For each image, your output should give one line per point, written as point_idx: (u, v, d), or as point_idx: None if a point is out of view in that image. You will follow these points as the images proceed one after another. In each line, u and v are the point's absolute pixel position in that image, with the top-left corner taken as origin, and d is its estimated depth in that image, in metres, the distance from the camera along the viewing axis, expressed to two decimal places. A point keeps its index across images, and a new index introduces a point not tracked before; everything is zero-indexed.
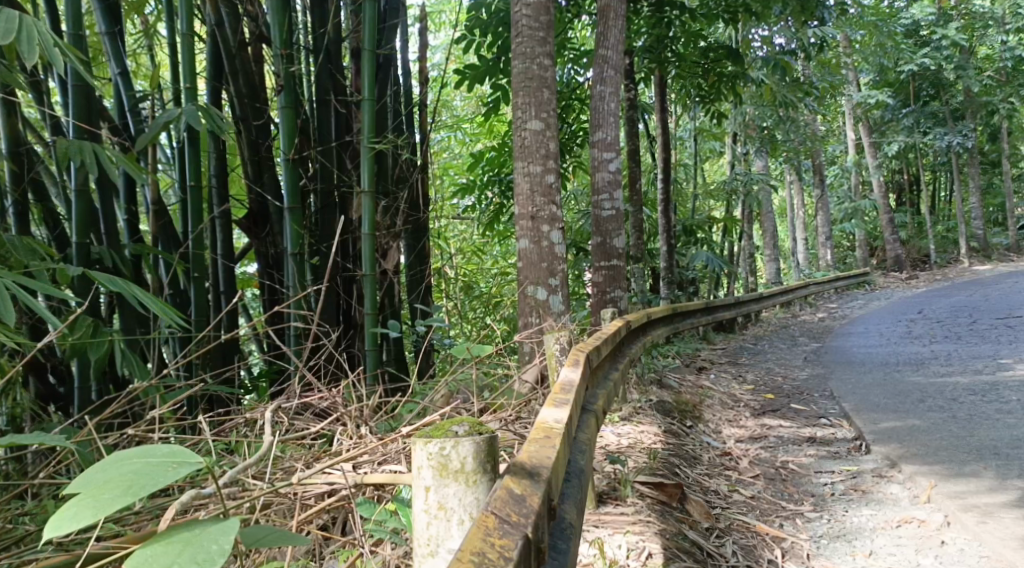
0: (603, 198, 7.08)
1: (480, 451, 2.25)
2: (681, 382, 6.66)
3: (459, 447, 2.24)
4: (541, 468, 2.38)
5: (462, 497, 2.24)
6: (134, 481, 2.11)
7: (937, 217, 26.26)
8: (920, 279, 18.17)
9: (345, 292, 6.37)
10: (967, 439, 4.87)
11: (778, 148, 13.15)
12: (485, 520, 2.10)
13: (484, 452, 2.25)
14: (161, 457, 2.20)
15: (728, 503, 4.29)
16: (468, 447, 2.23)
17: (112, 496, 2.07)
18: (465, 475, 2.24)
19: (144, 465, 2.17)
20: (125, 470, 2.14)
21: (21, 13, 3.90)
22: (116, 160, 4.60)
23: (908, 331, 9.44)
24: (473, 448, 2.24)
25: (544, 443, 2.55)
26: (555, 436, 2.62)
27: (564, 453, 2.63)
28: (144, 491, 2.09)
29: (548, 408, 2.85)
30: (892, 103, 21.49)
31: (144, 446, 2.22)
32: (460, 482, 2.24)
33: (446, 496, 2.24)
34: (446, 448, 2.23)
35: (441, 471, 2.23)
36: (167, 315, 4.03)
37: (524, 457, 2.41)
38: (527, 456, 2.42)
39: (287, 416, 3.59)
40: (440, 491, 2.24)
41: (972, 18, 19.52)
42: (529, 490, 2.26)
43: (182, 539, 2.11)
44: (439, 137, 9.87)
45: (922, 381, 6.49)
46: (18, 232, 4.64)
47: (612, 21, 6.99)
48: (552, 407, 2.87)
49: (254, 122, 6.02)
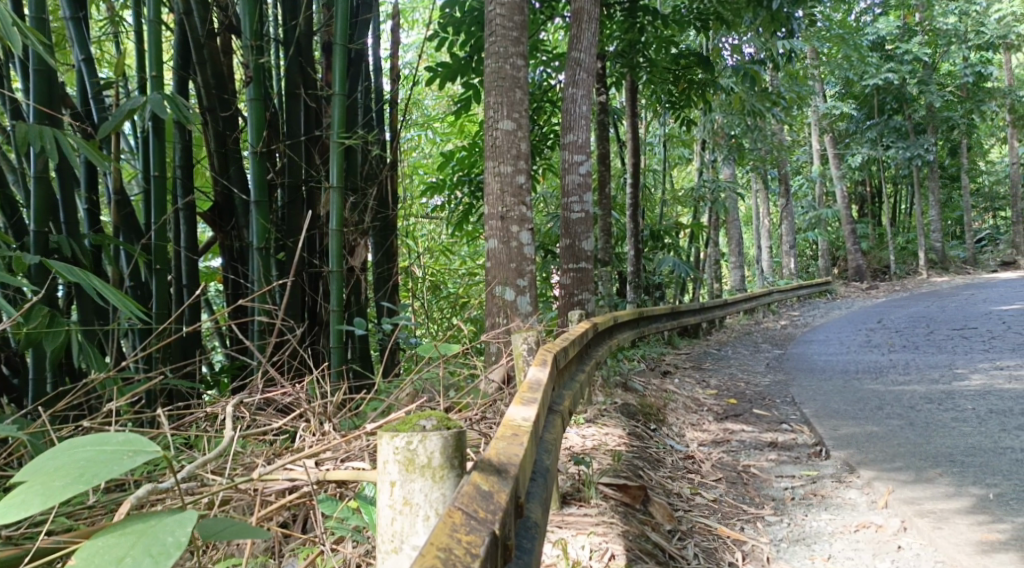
0: (573, 201, 7.09)
1: (447, 446, 2.23)
2: (646, 385, 6.69)
3: (426, 442, 2.22)
4: (508, 465, 2.38)
5: (427, 493, 2.22)
6: (88, 469, 2.07)
7: (897, 228, 26.73)
8: (881, 289, 18.45)
9: (311, 289, 6.32)
10: (924, 445, 4.95)
11: (745, 157, 13.28)
12: (451, 517, 2.08)
13: (451, 447, 2.24)
14: (117, 445, 2.16)
15: (690, 505, 4.32)
16: (436, 442, 2.22)
17: (64, 484, 2.03)
18: (431, 470, 2.22)
19: (99, 452, 2.12)
20: (79, 458, 2.10)
21: None
22: (77, 146, 4.52)
23: (867, 339, 9.58)
24: (441, 443, 2.23)
25: (512, 441, 2.54)
26: (523, 434, 2.61)
27: (531, 451, 2.63)
28: (97, 479, 2.04)
29: (516, 406, 2.84)
30: (856, 116, 21.80)
31: (99, 433, 2.18)
32: (426, 477, 2.22)
33: (412, 492, 2.22)
34: (413, 443, 2.21)
35: (408, 466, 2.21)
36: (128, 308, 3.97)
37: (491, 454, 2.40)
38: (494, 453, 2.41)
39: (249, 411, 3.54)
40: (406, 486, 2.21)
41: (936, 34, 19.90)
42: (496, 488, 2.25)
43: (135, 530, 2.08)
44: (409, 136, 9.84)
45: (881, 389, 6.58)
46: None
47: (586, 25, 7.01)
48: (519, 405, 2.86)
49: (222, 114, 5.95)
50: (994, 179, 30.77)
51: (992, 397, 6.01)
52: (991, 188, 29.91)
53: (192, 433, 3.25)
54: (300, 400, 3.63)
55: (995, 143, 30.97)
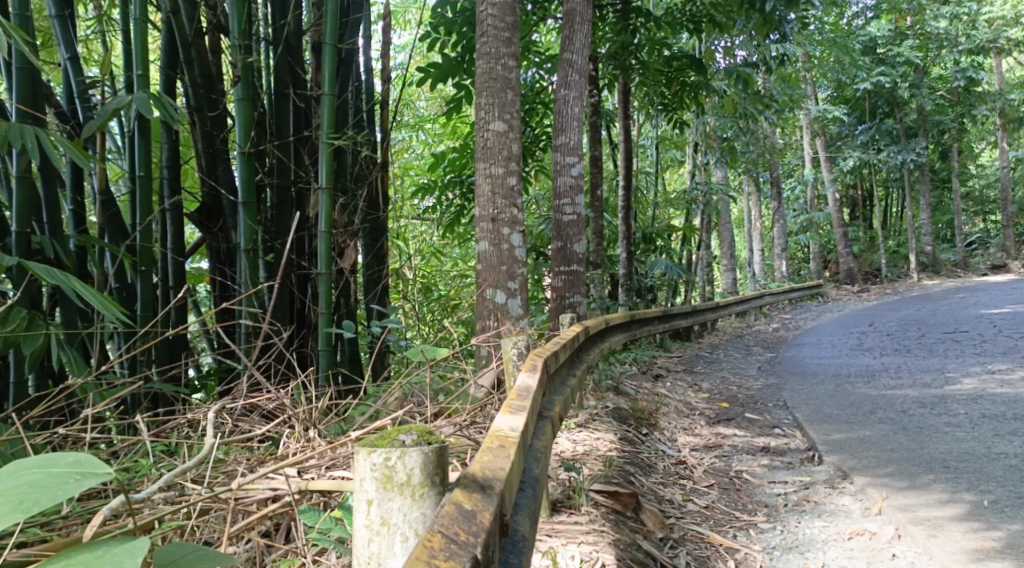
0: (564, 203, 7.03)
1: (428, 462, 2.18)
2: (638, 389, 6.63)
3: (406, 458, 2.16)
4: (493, 480, 2.32)
5: (407, 512, 2.16)
6: (29, 496, 2.02)
7: (889, 231, 26.78)
8: (873, 292, 18.44)
9: (299, 291, 6.26)
10: (917, 451, 4.90)
11: (737, 159, 13.27)
12: (430, 541, 2.02)
13: (432, 464, 2.19)
14: (63, 469, 2.11)
15: (682, 512, 4.27)
16: (416, 458, 2.16)
17: (3, 512, 1.98)
18: (411, 487, 2.17)
19: (45, 477, 2.08)
20: (22, 482, 2.05)
21: None
22: (59, 145, 4.45)
23: (859, 342, 9.55)
24: (421, 459, 2.17)
25: (498, 453, 2.48)
26: (510, 445, 2.55)
27: (519, 463, 2.57)
28: (38, 506, 2.00)
29: (504, 414, 2.77)
30: (848, 120, 21.84)
31: (47, 455, 2.14)
32: (405, 495, 2.16)
33: (390, 511, 2.16)
34: (392, 459, 2.15)
35: (386, 484, 2.15)
36: (109, 313, 3.91)
37: (476, 468, 2.34)
38: (479, 466, 2.35)
39: (232, 418, 3.47)
40: (384, 505, 2.15)
41: (927, 38, 19.91)
42: (479, 506, 2.18)
43: (82, 561, 2.02)
44: (400, 137, 9.77)
45: (873, 392, 6.54)
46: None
47: (578, 26, 6.97)
48: (507, 413, 2.80)
49: (209, 113, 5.83)
50: (985, 182, 30.80)
51: (985, 402, 5.98)
52: (981, 192, 29.99)
53: (173, 439, 3.18)
54: (283, 405, 3.58)
55: (986, 148, 30.99)
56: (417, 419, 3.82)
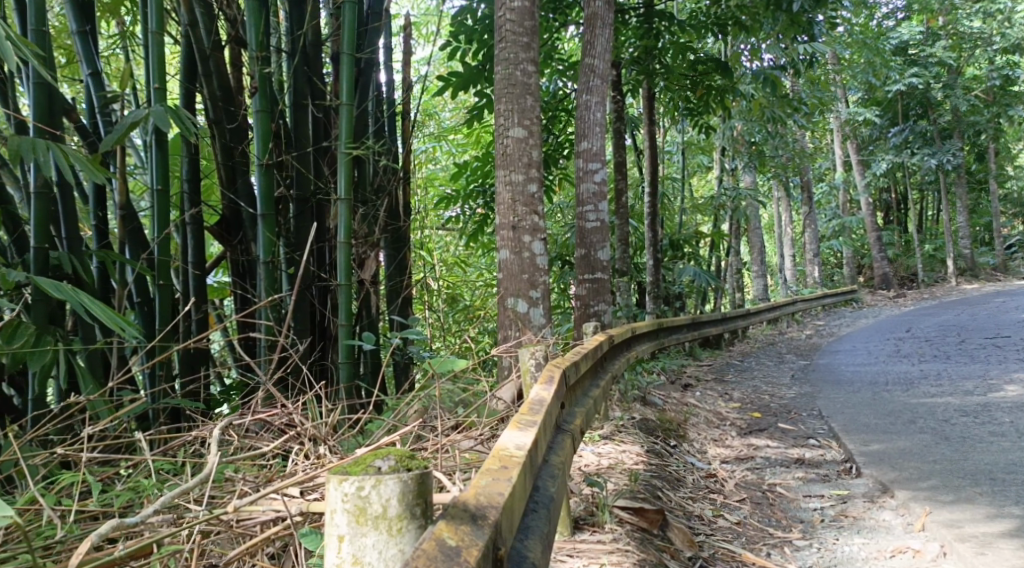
0: (588, 210, 6.89)
1: (405, 493, 2.11)
2: (666, 399, 6.45)
3: (381, 488, 2.09)
4: (487, 509, 2.17)
5: (382, 548, 2.09)
6: None
7: (925, 234, 26.28)
8: (909, 297, 18.01)
9: (319, 303, 6.15)
10: (960, 462, 4.67)
11: (766, 163, 13.03)
12: None
13: (411, 494, 2.12)
14: None
15: (712, 529, 4.08)
16: (392, 487, 2.10)
17: None
18: (387, 521, 2.10)
19: None
20: None
21: None
22: (73, 160, 4.38)
23: (896, 349, 9.27)
24: (398, 489, 2.11)
25: (497, 476, 2.33)
26: (513, 466, 2.41)
27: (524, 483, 2.43)
28: None
29: (511, 431, 2.63)
30: (879, 122, 21.48)
31: None
32: (381, 529, 2.10)
33: (364, 547, 2.08)
34: (366, 490, 2.09)
35: (359, 518, 2.09)
36: (118, 329, 3.83)
37: (469, 495, 2.21)
38: (473, 493, 2.21)
39: (240, 435, 3.36)
40: (357, 541, 2.08)
41: (960, 38, 19.51)
42: (467, 540, 2.04)
43: None
44: (423, 147, 9.68)
45: (913, 401, 6.30)
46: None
47: (600, 30, 6.82)
48: (515, 429, 2.65)
49: (228, 126, 5.77)
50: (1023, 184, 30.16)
51: None
52: (1021, 194, 29.33)
53: (177, 459, 3.07)
54: (292, 421, 3.48)
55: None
56: (432, 434, 3.68)
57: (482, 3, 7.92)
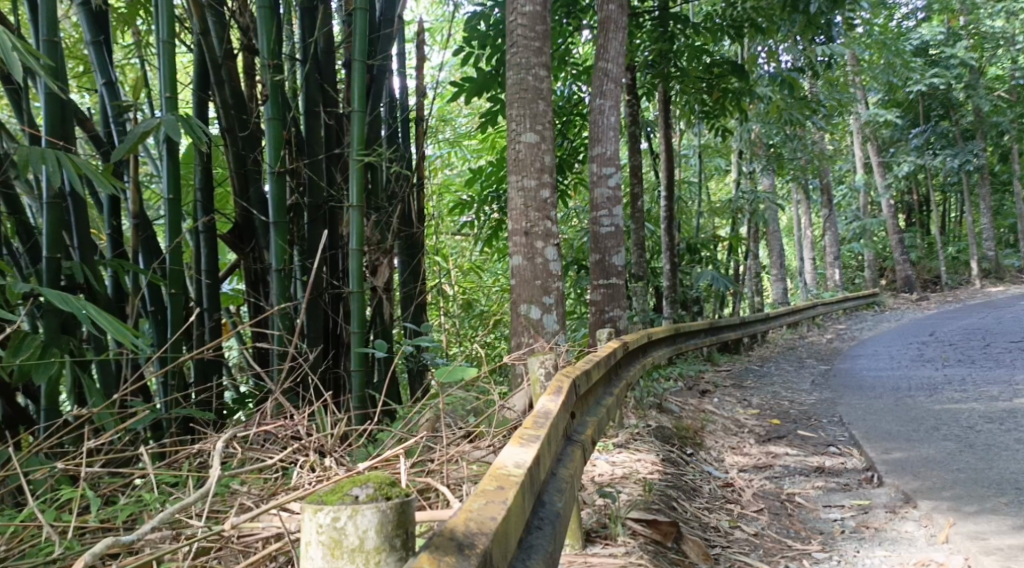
0: (602, 215, 6.82)
1: (384, 523, 2.01)
2: (683, 406, 6.36)
3: (358, 518, 2.00)
4: (476, 538, 2.07)
5: None
6: None
7: (948, 236, 25.96)
8: (932, 300, 17.76)
9: (332, 311, 6.11)
10: (985, 471, 4.55)
11: (785, 166, 12.90)
12: None
13: (390, 524, 2.02)
14: None
15: (729, 541, 3.99)
16: (370, 517, 1.99)
17: None
18: (364, 554, 1.99)
19: None
20: None
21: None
22: (84, 170, 4.32)
23: (919, 353, 9.11)
24: (376, 519, 2.00)
25: (492, 498, 2.25)
26: (510, 486, 2.33)
27: (522, 503, 2.35)
28: None
29: (512, 446, 2.57)
30: (900, 123, 21.26)
31: None
32: (356, 563, 1.99)
33: None
34: (342, 520, 1.99)
35: (334, 550, 1.98)
36: (123, 341, 3.81)
37: (457, 524, 2.10)
38: (462, 521, 2.11)
39: (244, 446, 3.31)
40: None
41: (982, 38, 19.27)
42: None
43: None
44: (437, 152, 9.65)
45: (936, 407, 6.17)
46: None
47: (613, 34, 6.74)
48: (516, 444, 2.59)
49: (240, 134, 5.71)
50: None
51: None
52: None
53: (181, 473, 3.03)
54: (297, 433, 3.43)
55: None
56: (442, 445, 3.62)
57: (494, 9, 7.87)
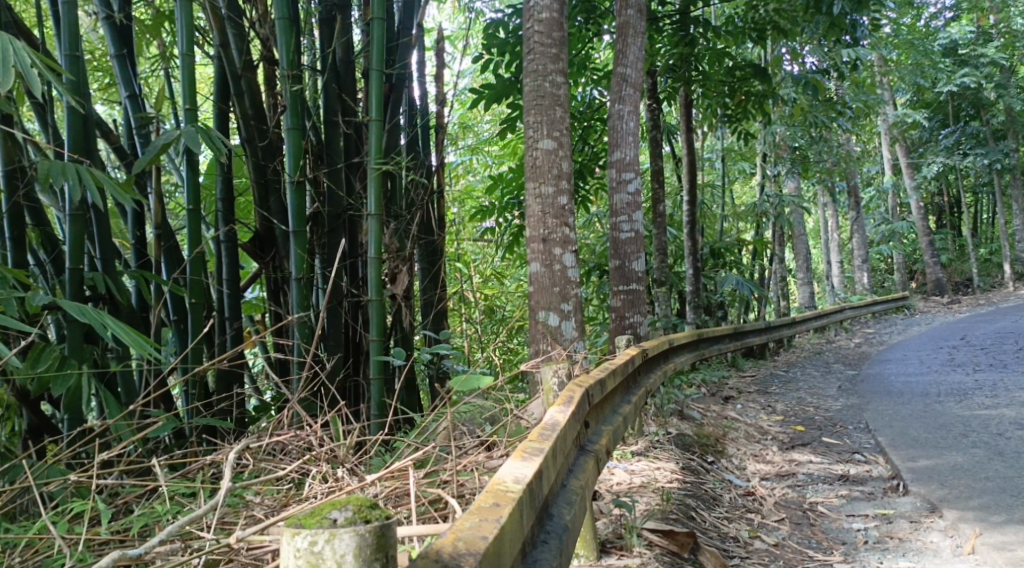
0: (622, 220, 6.78)
1: (363, 546, 1.94)
2: (704, 413, 6.29)
3: (335, 542, 1.93)
4: (462, 559, 2.03)
5: None
6: None
7: (979, 237, 25.60)
8: (963, 304, 17.46)
9: (352, 318, 6.11)
10: (1014, 480, 4.45)
11: (810, 169, 12.77)
12: None
13: (369, 548, 1.95)
14: None
15: (748, 552, 3.93)
16: (347, 541, 1.93)
17: None
18: None
19: None
20: None
21: (9, 34, 3.83)
22: (103, 183, 4.29)
23: (949, 358, 8.94)
24: (354, 542, 1.94)
25: (485, 516, 2.22)
26: (505, 502, 2.30)
27: (519, 519, 2.32)
28: None
29: (514, 460, 2.55)
30: (929, 124, 21.00)
31: None
32: None
33: None
34: (319, 544, 1.92)
35: None
36: (138, 350, 3.82)
37: (443, 544, 2.07)
38: (449, 541, 2.08)
39: (256, 457, 3.29)
40: None
41: (1013, 36, 18.98)
42: None
43: None
44: (458, 159, 9.65)
45: (965, 413, 6.05)
46: (12, 258, 4.41)
47: (631, 39, 6.69)
48: (518, 458, 2.56)
49: (260, 144, 5.71)
50: None
51: None
52: None
53: (193, 484, 3.01)
54: (311, 444, 3.43)
55: None
56: (455, 454, 3.60)
57: (512, 16, 7.86)
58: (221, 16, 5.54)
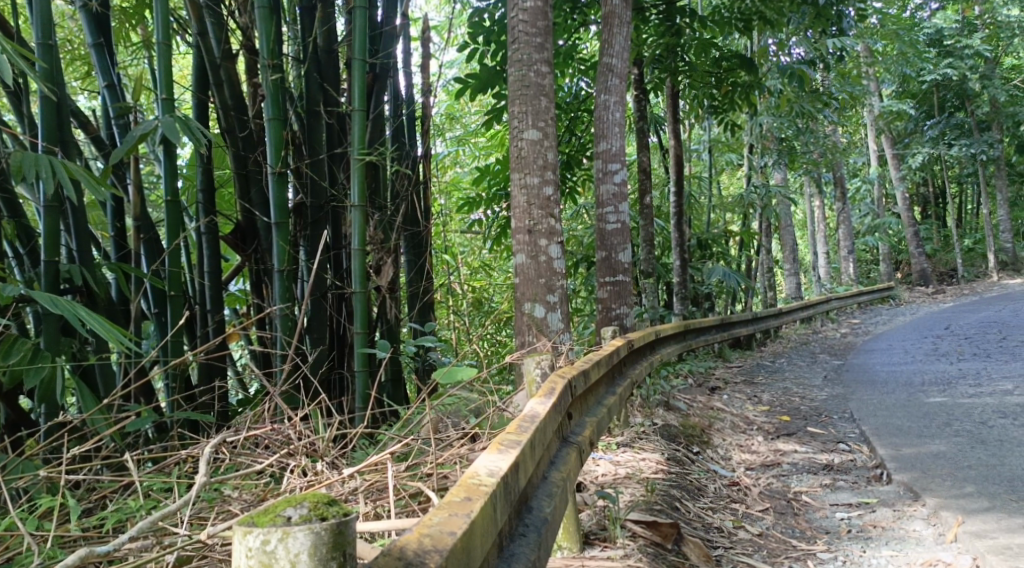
0: (608, 211, 6.75)
1: (318, 545, 1.91)
2: (691, 404, 6.27)
3: (289, 541, 1.90)
4: (424, 556, 2.00)
5: None
6: None
7: (963, 228, 25.70)
8: (948, 293, 17.53)
9: (336, 310, 6.05)
10: (997, 468, 4.46)
11: (797, 159, 12.75)
12: None
13: (324, 546, 1.92)
14: None
15: (731, 542, 3.91)
16: (301, 540, 1.90)
17: None
18: None
19: None
20: None
21: None
22: (76, 173, 4.19)
23: (934, 348, 8.96)
24: (309, 541, 1.91)
25: (454, 511, 2.19)
26: (477, 496, 2.27)
27: (492, 513, 2.29)
28: None
29: (489, 454, 2.51)
30: (914, 115, 21.04)
31: None
32: None
33: None
34: (271, 544, 1.89)
35: None
36: (112, 339, 3.74)
37: (405, 541, 2.04)
38: (412, 538, 2.05)
39: (233, 450, 3.25)
40: None
41: (997, 27, 19.00)
42: None
43: None
44: (444, 150, 9.58)
45: (949, 402, 6.05)
46: None
47: (617, 28, 6.63)
48: (495, 451, 2.53)
49: (241, 134, 5.62)
50: None
51: None
52: None
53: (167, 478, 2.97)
54: (291, 438, 3.39)
55: None
56: (438, 446, 3.56)
57: (497, 5, 7.78)
58: (199, 4, 5.45)
